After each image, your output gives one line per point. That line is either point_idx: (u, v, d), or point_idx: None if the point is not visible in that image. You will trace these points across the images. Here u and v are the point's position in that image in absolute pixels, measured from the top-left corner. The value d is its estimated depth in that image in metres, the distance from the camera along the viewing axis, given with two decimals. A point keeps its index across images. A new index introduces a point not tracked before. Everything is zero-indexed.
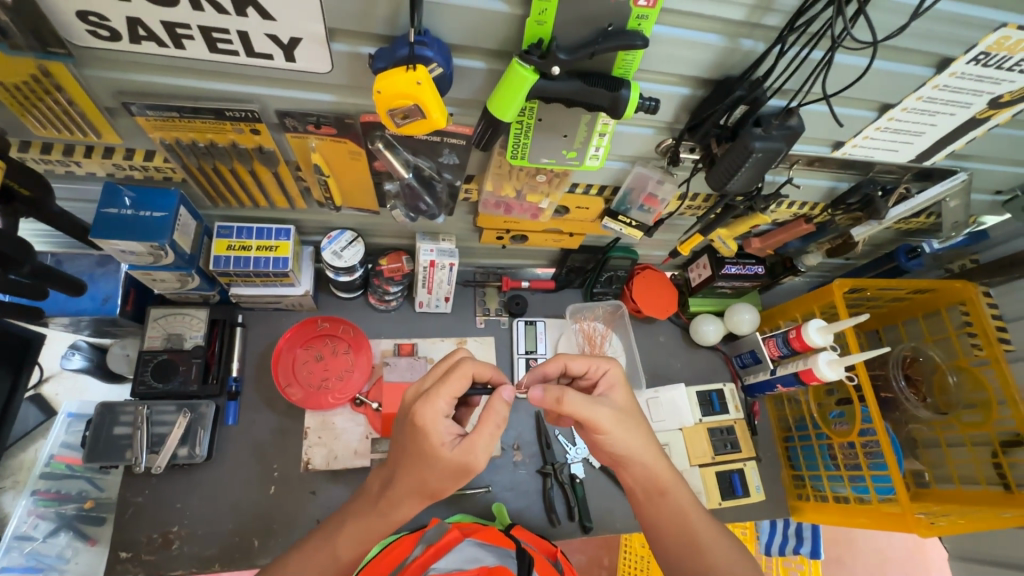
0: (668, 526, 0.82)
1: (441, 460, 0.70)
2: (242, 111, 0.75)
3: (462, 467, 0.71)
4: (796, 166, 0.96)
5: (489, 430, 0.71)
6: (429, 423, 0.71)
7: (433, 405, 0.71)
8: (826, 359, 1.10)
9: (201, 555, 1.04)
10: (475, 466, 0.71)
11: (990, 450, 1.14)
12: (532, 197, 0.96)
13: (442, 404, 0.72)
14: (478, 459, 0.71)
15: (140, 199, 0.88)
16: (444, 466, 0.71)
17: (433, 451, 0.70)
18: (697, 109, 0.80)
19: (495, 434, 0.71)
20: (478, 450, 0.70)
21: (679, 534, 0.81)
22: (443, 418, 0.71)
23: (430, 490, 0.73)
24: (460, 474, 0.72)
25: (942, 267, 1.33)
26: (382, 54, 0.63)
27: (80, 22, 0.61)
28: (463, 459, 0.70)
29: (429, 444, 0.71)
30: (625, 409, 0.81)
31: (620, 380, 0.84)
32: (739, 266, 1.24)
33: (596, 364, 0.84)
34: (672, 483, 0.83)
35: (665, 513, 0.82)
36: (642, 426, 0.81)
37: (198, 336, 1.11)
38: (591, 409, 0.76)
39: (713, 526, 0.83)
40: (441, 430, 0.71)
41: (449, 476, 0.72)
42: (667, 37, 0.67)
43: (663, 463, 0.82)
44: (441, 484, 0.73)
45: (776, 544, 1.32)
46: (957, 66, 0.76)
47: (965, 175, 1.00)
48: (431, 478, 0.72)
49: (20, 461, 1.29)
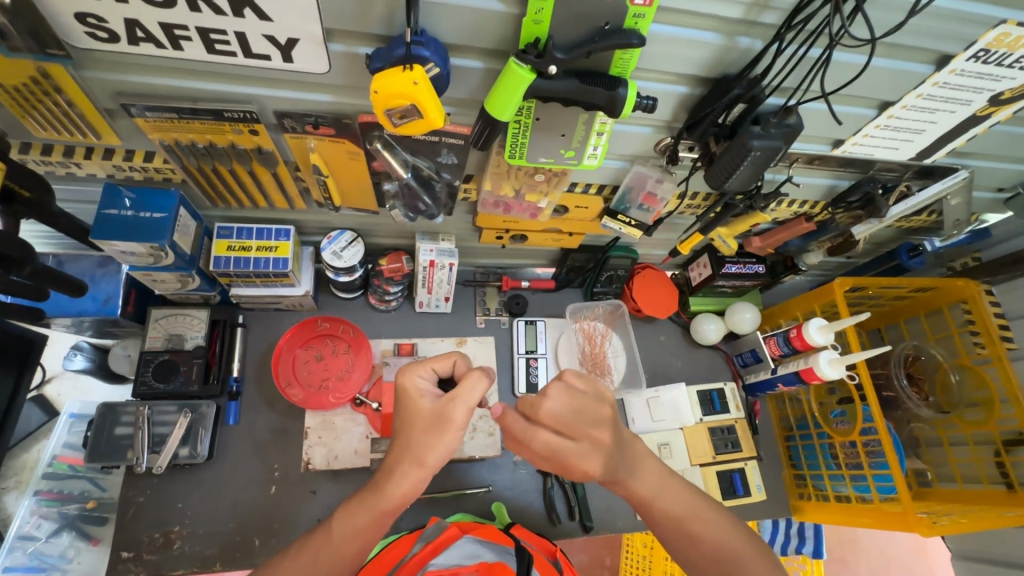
0: (664, 526, 0.81)
1: (421, 412, 0.73)
2: (241, 111, 0.75)
3: (442, 419, 0.72)
4: (796, 164, 0.96)
5: (468, 383, 0.72)
6: (410, 381, 0.76)
7: (415, 366, 0.77)
8: (827, 357, 1.10)
9: (202, 555, 1.04)
10: (454, 417, 0.72)
11: (993, 449, 1.14)
12: (531, 196, 0.96)
13: (425, 369, 0.77)
14: (456, 409, 0.72)
15: (140, 200, 0.88)
16: (424, 417, 0.73)
17: (413, 403, 0.74)
18: (695, 108, 0.80)
19: (474, 389, 0.72)
20: (455, 400, 0.72)
21: (674, 533, 0.80)
22: (424, 377, 0.76)
23: (416, 452, 0.73)
24: (440, 426, 0.72)
25: (944, 265, 1.32)
26: (379, 54, 0.63)
27: (79, 24, 0.61)
28: (442, 409, 0.73)
29: (409, 398, 0.74)
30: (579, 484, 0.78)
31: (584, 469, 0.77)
32: (739, 265, 1.24)
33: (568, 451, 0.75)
34: (644, 489, 0.80)
35: (655, 515, 0.81)
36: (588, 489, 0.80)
37: (199, 337, 1.12)
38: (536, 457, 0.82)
39: (710, 513, 0.81)
40: (421, 385, 0.75)
41: (431, 431, 0.72)
42: (664, 35, 0.67)
43: (630, 477, 0.79)
44: (425, 444, 0.72)
45: (779, 543, 1.31)
46: (956, 64, 0.75)
47: (966, 174, 0.99)
48: (415, 436, 0.73)
49: (23, 462, 1.30)
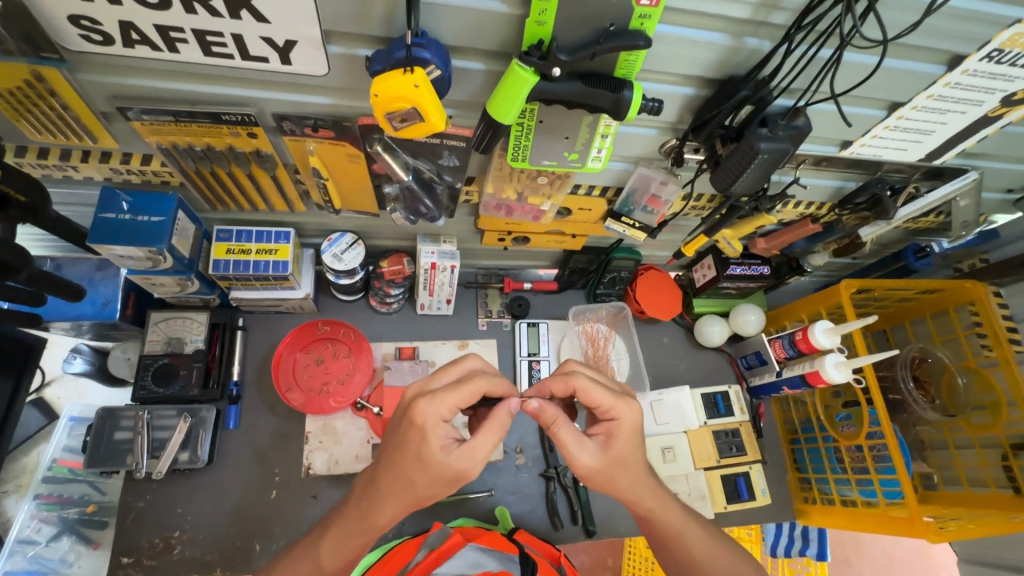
0: (665, 545, 0.82)
1: (438, 465, 0.70)
2: (239, 114, 0.74)
3: (459, 475, 0.71)
4: (803, 166, 0.95)
5: (490, 437, 0.71)
6: (429, 424, 0.70)
7: (436, 407, 0.70)
8: (833, 361, 1.08)
9: (203, 559, 1.04)
10: (471, 475, 0.71)
11: (1000, 452, 1.12)
12: (533, 199, 0.95)
13: (448, 408, 0.71)
14: (474, 468, 0.71)
15: (138, 204, 0.87)
16: (438, 471, 0.70)
17: (432, 454, 0.70)
18: (701, 110, 0.78)
19: (493, 445, 0.72)
20: (477, 459, 0.70)
21: (675, 554, 0.82)
22: (444, 421, 0.71)
23: (417, 493, 0.73)
24: (453, 482, 0.71)
25: (952, 266, 1.30)
26: (379, 57, 0.61)
27: (72, 26, 0.60)
28: (462, 466, 0.70)
29: (427, 445, 0.70)
30: (619, 460, 0.76)
31: (624, 434, 0.76)
32: (744, 267, 1.22)
33: (606, 407, 0.77)
34: (657, 511, 0.80)
35: (660, 533, 0.82)
36: (631, 468, 0.77)
37: (198, 340, 1.11)
38: (574, 451, 0.75)
39: (711, 540, 0.83)
40: (441, 433, 0.70)
41: (440, 483, 0.71)
42: (671, 36, 0.66)
43: (647, 496, 0.79)
44: (429, 490, 0.72)
45: (782, 545, 1.31)
46: (968, 64, 0.74)
47: (976, 174, 0.97)
48: (420, 482, 0.71)
49: (23, 465, 1.29)
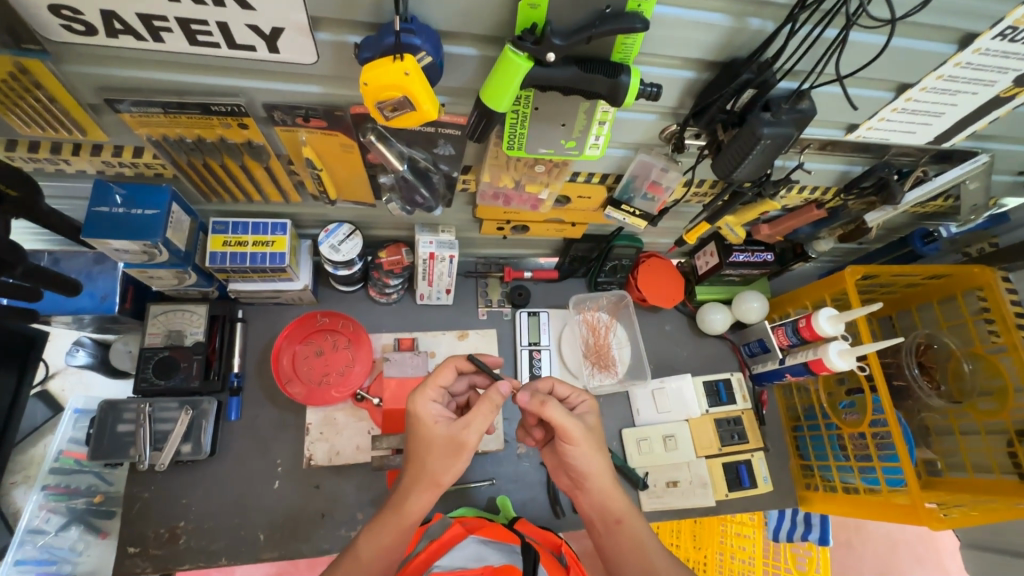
0: (626, 555, 0.76)
1: (437, 438, 0.76)
2: (229, 105, 0.72)
3: (457, 443, 0.75)
4: (807, 150, 0.92)
5: (482, 411, 0.75)
6: (421, 408, 0.79)
7: (422, 393, 0.79)
8: (837, 349, 1.06)
9: (208, 549, 1.05)
10: (470, 444, 0.75)
11: (1006, 439, 1.10)
12: (531, 187, 0.93)
13: (433, 391, 0.80)
14: (471, 436, 0.75)
15: (132, 197, 0.86)
16: (437, 442, 0.76)
17: (427, 430, 0.77)
18: (702, 94, 0.76)
19: (487, 418, 0.76)
20: (471, 428, 0.75)
21: (632, 564, 0.75)
22: (434, 403, 0.79)
23: (430, 474, 0.75)
24: (456, 450, 0.75)
25: (960, 251, 1.27)
26: (368, 43, 0.59)
27: (53, 16, 0.58)
28: (457, 435, 0.76)
29: (422, 424, 0.78)
30: (595, 428, 0.80)
31: (595, 410, 0.83)
32: (747, 254, 1.21)
33: (579, 392, 0.85)
34: (622, 506, 0.78)
35: (621, 538, 0.77)
36: (603, 443, 0.80)
37: (198, 332, 1.10)
38: (567, 421, 0.75)
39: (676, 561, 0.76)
40: (431, 412, 0.78)
41: (445, 453, 0.75)
42: (669, 18, 0.63)
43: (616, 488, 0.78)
44: (440, 468, 0.75)
45: (784, 530, 1.28)
46: (982, 43, 0.71)
47: (987, 157, 0.95)
48: (430, 460, 0.76)
49: (30, 456, 1.31)
